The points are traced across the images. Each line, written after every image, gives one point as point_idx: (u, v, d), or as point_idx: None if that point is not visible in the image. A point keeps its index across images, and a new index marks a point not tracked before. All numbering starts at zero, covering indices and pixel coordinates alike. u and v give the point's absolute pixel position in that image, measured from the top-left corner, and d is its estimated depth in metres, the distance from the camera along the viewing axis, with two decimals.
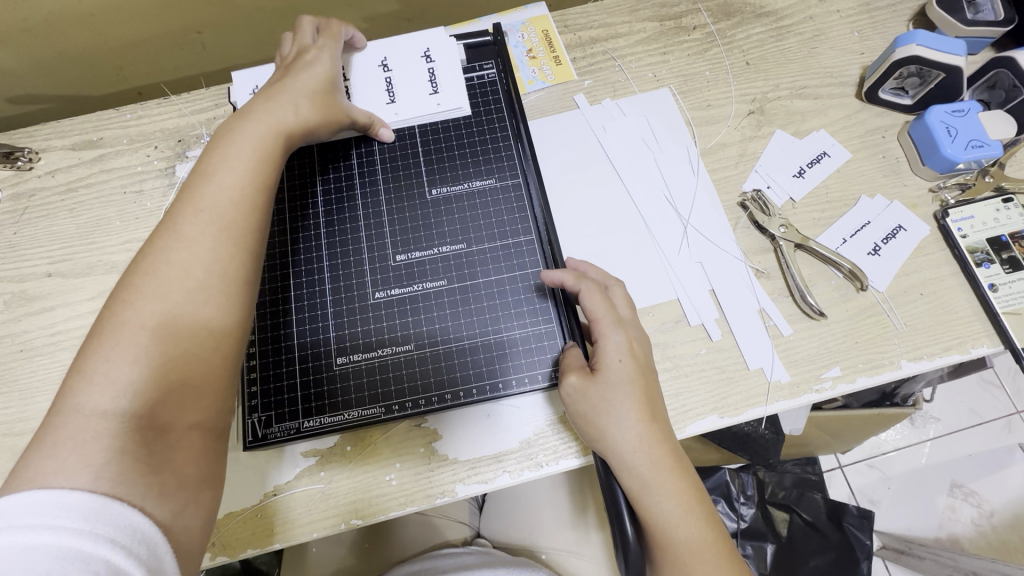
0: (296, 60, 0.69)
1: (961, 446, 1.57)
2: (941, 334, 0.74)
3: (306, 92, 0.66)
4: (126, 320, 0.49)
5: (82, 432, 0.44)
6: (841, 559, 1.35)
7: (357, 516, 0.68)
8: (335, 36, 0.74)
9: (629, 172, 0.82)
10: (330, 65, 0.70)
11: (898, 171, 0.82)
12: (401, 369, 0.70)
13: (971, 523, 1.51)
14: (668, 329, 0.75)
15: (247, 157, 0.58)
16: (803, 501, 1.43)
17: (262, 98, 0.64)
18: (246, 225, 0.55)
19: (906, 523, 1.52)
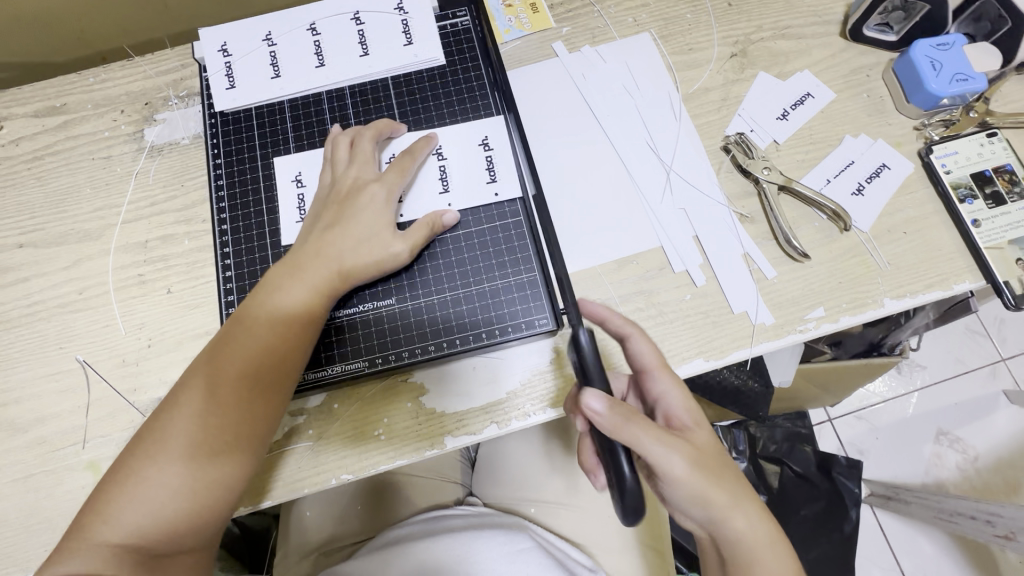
0: (351, 201, 0.67)
1: (947, 395, 1.60)
2: (924, 272, 0.74)
3: (361, 244, 0.65)
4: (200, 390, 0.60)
5: (164, 446, 0.58)
6: (832, 507, 1.41)
7: (347, 470, 0.69)
8: (402, 168, 0.69)
9: (610, 120, 0.81)
10: (382, 209, 0.67)
11: (882, 110, 0.81)
12: (383, 323, 0.70)
13: (957, 468, 1.55)
14: (653, 276, 0.74)
15: (270, 352, 0.62)
16: (794, 454, 1.47)
17: (309, 253, 0.65)
18: (253, 436, 0.60)
19: (893, 470, 1.56)
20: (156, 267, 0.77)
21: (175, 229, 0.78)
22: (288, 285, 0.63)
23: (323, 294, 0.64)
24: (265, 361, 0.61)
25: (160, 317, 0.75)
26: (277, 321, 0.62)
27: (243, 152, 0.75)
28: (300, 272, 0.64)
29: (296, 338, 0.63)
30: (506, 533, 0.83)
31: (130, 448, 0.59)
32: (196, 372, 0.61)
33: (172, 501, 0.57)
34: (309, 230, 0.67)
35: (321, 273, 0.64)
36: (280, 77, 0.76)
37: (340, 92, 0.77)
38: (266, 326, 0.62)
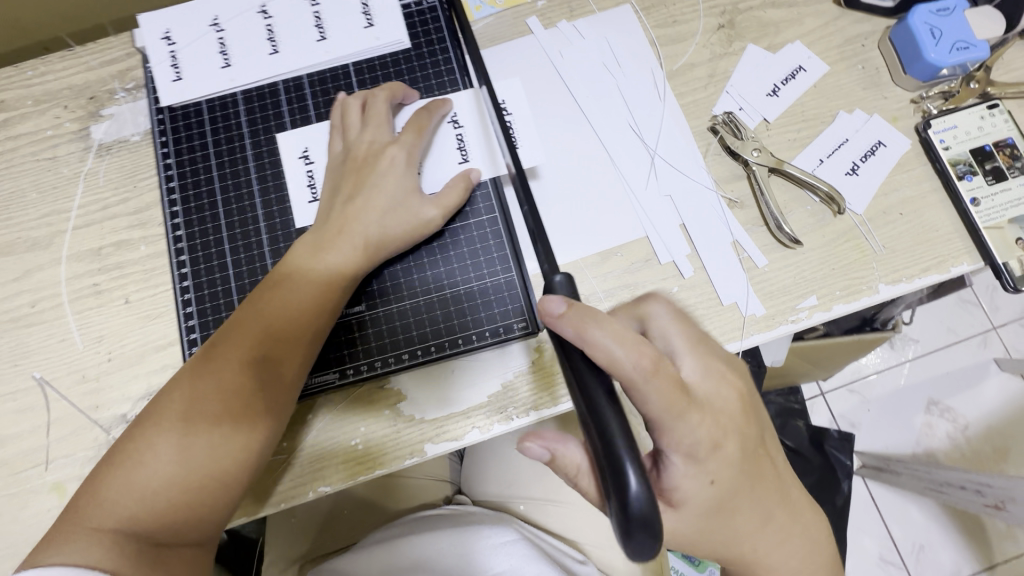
0: (369, 166, 0.63)
1: (937, 365, 1.60)
2: (920, 255, 0.71)
3: (384, 213, 0.62)
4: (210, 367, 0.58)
5: (174, 424, 0.56)
6: (824, 479, 1.43)
7: (324, 483, 0.66)
8: (420, 128, 0.65)
9: (591, 102, 0.75)
10: (405, 172, 0.63)
11: (878, 82, 0.76)
12: (353, 331, 0.67)
13: (947, 437, 1.55)
14: (638, 269, 0.71)
15: (277, 331, 0.59)
16: (787, 430, 1.46)
17: (333, 229, 0.62)
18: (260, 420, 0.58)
19: (885, 441, 1.56)
20: (112, 275, 0.72)
21: (130, 234, 0.73)
22: (308, 264, 0.61)
23: (342, 274, 0.61)
24: (284, 343, 0.60)
25: (119, 329, 0.70)
26: (295, 302, 0.60)
27: (195, 149, 0.70)
28: (320, 250, 0.61)
29: (315, 319, 0.61)
30: (492, 527, 0.85)
31: (137, 432, 0.57)
32: (208, 357, 0.59)
33: (178, 488, 0.55)
34: (328, 204, 0.64)
35: (343, 252, 0.61)
36: (231, 66, 0.70)
37: (298, 82, 0.71)
38: (283, 307, 0.60)
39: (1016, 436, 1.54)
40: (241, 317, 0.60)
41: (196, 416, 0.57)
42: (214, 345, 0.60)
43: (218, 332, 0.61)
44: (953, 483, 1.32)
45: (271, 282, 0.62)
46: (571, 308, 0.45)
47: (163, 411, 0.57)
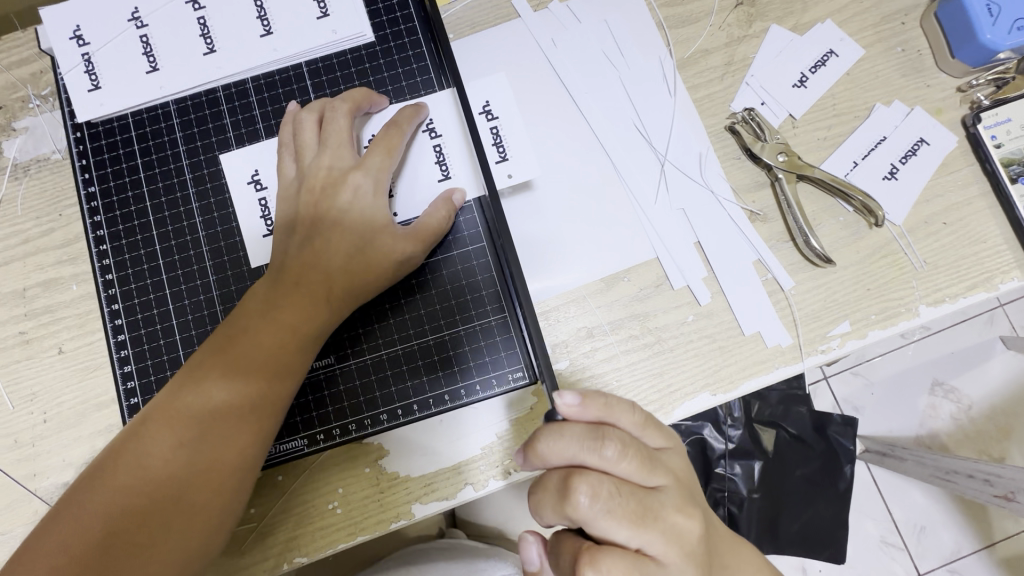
0: (329, 199, 0.56)
1: (938, 346, 1.25)
2: (965, 271, 0.62)
3: (350, 255, 0.55)
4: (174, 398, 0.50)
5: (134, 462, 0.48)
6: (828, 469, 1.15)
7: (300, 553, 0.57)
8: (389, 147, 0.57)
9: (588, 100, 0.65)
10: (373, 203, 0.56)
11: (920, 68, 0.66)
12: (323, 387, 0.60)
13: (951, 421, 1.23)
14: (649, 297, 0.62)
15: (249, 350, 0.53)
16: (790, 415, 1.15)
17: (290, 277, 0.55)
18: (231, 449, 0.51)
19: (889, 424, 1.24)
20: (40, 321, 0.60)
21: (60, 270, 0.61)
22: (261, 320, 0.53)
23: (303, 329, 0.54)
24: (244, 372, 0.52)
25: (54, 384, 0.60)
26: (249, 365, 0.52)
27: (124, 177, 0.62)
28: (275, 303, 0.54)
29: (274, 384, 0.52)
30: (488, 558, 0.78)
31: (50, 528, 0.46)
32: (141, 434, 0.49)
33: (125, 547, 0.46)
34: (283, 245, 0.56)
35: (304, 305, 0.54)
36: (159, 71, 0.61)
37: (243, 87, 0.62)
38: (234, 370, 0.51)
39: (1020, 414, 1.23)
40: (184, 377, 0.52)
41: (130, 506, 0.47)
42: (148, 419, 0.50)
43: (152, 403, 0.51)
44: (961, 472, 1.02)
45: (218, 339, 0.53)
46: (587, 398, 0.43)
47: (83, 501, 0.47)
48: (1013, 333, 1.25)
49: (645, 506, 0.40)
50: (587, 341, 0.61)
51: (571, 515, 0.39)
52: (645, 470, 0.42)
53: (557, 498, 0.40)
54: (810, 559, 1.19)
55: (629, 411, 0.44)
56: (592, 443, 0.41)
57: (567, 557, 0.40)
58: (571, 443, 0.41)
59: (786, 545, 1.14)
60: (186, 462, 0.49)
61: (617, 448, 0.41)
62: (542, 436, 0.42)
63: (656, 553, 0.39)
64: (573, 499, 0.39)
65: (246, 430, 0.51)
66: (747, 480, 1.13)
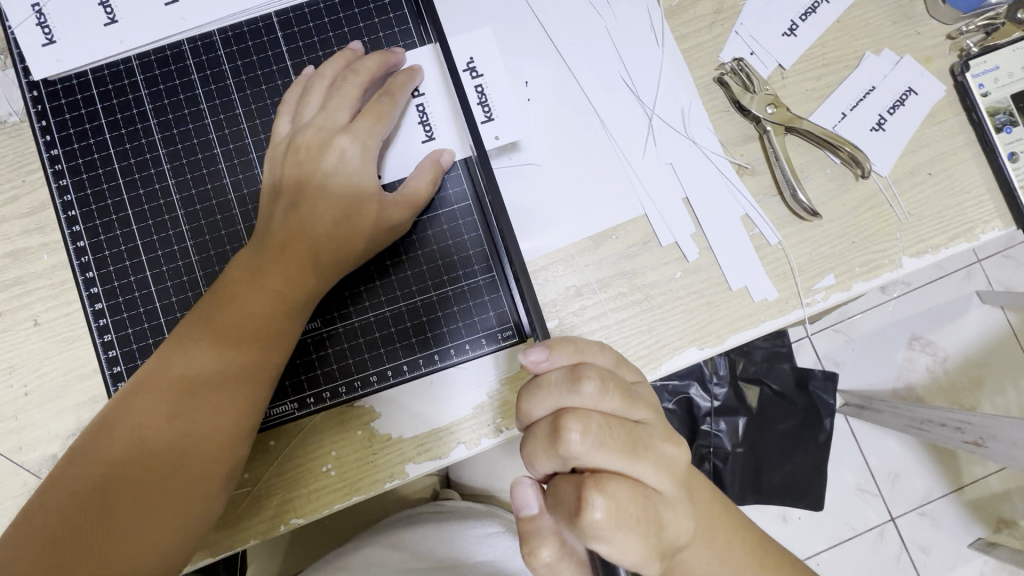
0: (319, 161, 0.54)
1: (917, 300, 1.28)
2: (948, 221, 0.63)
3: (335, 221, 0.54)
4: (194, 325, 0.51)
5: (161, 379, 0.49)
6: (808, 423, 1.19)
7: (296, 515, 0.58)
8: (380, 114, 0.55)
9: (574, 52, 0.63)
10: (360, 169, 0.55)
11: (910, 14, 0.64)
12: (311, 351, 0.59)
13: (927, 372, 1.27)
14: (637, 254, 0.61)
15: (260, 289, 0.52)
16: (772, 371, 1.19)
17: (276, 240, 0.53)
18: (246, 379, 0.50)
19: (865, 377, 1.27)
20: (12, 293, 0.58)
21: (27, 240, 0.58)
22: (270, 262, 0.53)
23: (291, 297, 0.52)
24: (259, 310, 0.51)
25: (32, 356, 0.58)
26: (241, 329, 0.51)
27: (88, 139, 0.59)
28: (260, 269, 0.52)
29: (263, 350, 0.51)
30: (480, 518, 0.77)
31: (79, 450, 0.47)
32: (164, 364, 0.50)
33: (156, 453, 0.47)
34: (267, 209, 0.55)
35: (292, 268, 0.53)
36: (119, 24, 0.58)
37: (210, 40, 0.59)
38: (236, 324, 0.51)
39: (992, 364, 1.28)
40: (203, 314, 0.51)
41: (140, 448, 0.47)
42: (175, 344, 0.50)
43: (171, 337, 0.51)
44: (934, 421, 1.06)
45: (234, 280, 0.52)
46: (555, 346, 0.43)
47: (113, 426, 0.48)
48: (986, 284, 1.28)
49: (635, 436, 0.40)
50: (576, 300, 0.61)
51: (564, 454, 0.39)
52: (629, 403, 0.42)
53: (549, 441, 0.40)
54: (791, 509, 1.23)
55: (602, 352, 0.45)
56: (570, 384, 0.41)
57: (569, 495, 0.38)
58: (551, 390, 0.41)
59: (768, 495, 1.18)
60: (191, 408, 0.49)
61: (596, 384, 0.41)
62: (523, 393, 0.43)
63: (653, 482, 0.40)
64: (565, 439, 0.39)
65: (260, 363, 0.51)
66: (731, 435, 1.16)
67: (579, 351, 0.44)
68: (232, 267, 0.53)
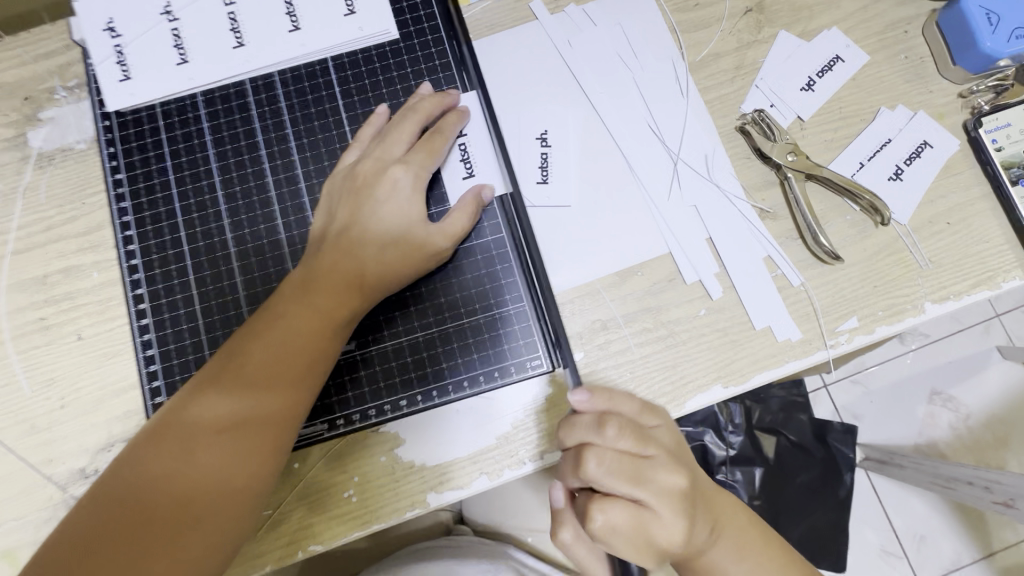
0: (372, 190, 0.57)
1: (937, 355, 1.27)
2: (968, 269, 0.64)
3: (387, 245, 0.56)
4: (243, 340, 0.53)
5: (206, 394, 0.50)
6: (827, 474, 1.16)
7: (315, 541, 0.58)
8: (432, 149, 0.59)
9: (603, 99, 0.67)
10: (410, 198, 0.58)
11: (923, 74, 0.68)
12: (345, 373, 0.60)
13: (951, 429, 1.24)
14: (663, 291, 0.63)
15: (308, 309, 0.54)
16: (790, 422, 1.17)
17: (325, 263, 0.55)
18: (288, 394, 0.52)
19: (888, 432, 1.25)
20: (61, 307, 0.61)
21: (81, 258, 0.62)
22: (318, 282, 0.55)
23: (335, 316, 0.54)
24: (308, 329, 0.53)
25: (71, 370, 0.60)
26: (287, 346, 0.52)
27: (151, 165, 0.63)
28: (309, 289, 0.55)
29: (310, 364, 0.53)
30: (491, 560, 0.75)
31: (125, 465, 0.48)
32: (211, 380, 0.51)
33: (198, 467, 0.48)
34: (321, 233, 0.58)
35: (338, 289, 0.55)
36: (190, 64, 0.63)
37: (270, 80, 0.64)
38: (284, 341, 0.53)
39: (1018, 424, 1.25)
40: (254, 330, 0.53)
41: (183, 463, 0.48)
42: (223, 361, 0.52)
43: (220, 353, 0.53)
44: (962, 479, 1.00)
45: (286, 298, 0.55)
46: (595, 392, 0.49)
47: (159, 442, 0.49)
48: (1009, 343, 1.26)
49: (641, 471, 0.44)
50: (601, 333, 0.62)
51: (580, 479, 0.44)
52: (645, 443, 0.46)
53: (570, 468, 0.45)
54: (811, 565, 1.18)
55: (631, 400, 0.50)
56: (596, 427, 0.45)
57: (580, 507, 0.46)
58: (580, 429, 0.46)
59: None
60: (233, 424, 0.50)
61: (617, 429, 0.45)
62: (561, 426, 0.47)
63: (654, 508, 0.44)
64: (583, 468, 0.44)
65: (304, 380, 0.53)
66: (747, 486, 1.12)
67: (609, 394, 0.49)
68: (283, 287, 0.56)
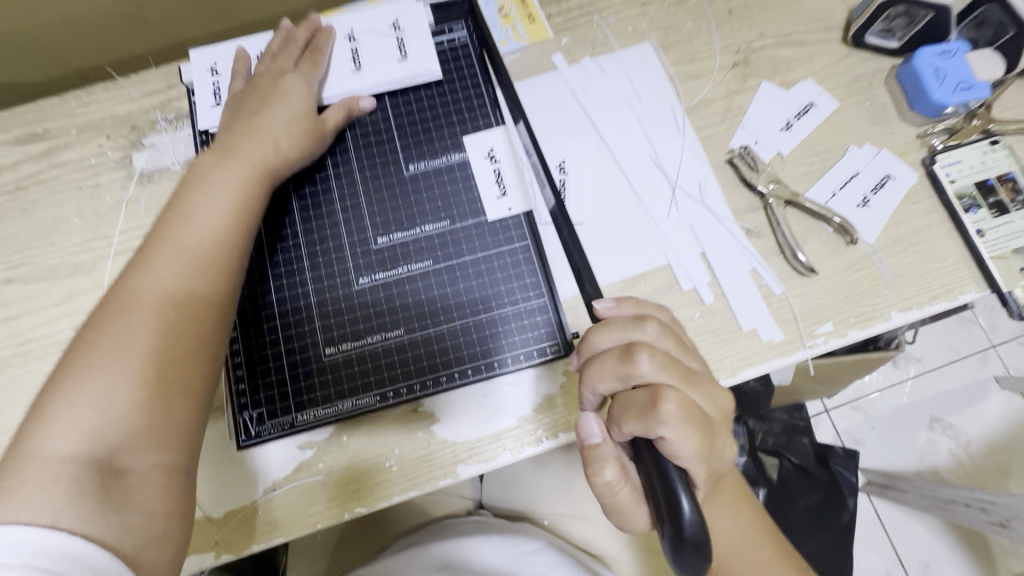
0: (269, 89, 0.71)
1: (936, 384, 1.43)
2: (928, 283, 0.74)
3: (278, 133, 0.69)
4: (174, 256, 0.58)
5: (159, 297, 0.55)
6: (831, 499, 1.27)
7: (360, 504, 0.67)
8: (315, 60, 0.75)
9: (613, 134, 0.79)
10: (300, 95, 0.71)
11: (885, 118, 0.80)
12: (393, 355, 0.70)
13: (951, 455, 1.38)
14: (663, 296, 0.73)
15: (191, 229, 0.60)
16: (792, 446, 1.32)
17: (224, 165, 0.65)
18: (202, 304, 0.57)
19: (889, 458, 1.39)
20: None
21: None
22: (192, 211, 0.61)
23: (216, 236, 0.60)
24: (186, 250, 0.58)
25: None
26: (190, 260, 0.58)
27: None
28: (188, 217, 0.60)
29: (197, 274, 0.58)
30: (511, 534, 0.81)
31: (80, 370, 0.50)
32: (165, 286, 0.56)
33: (156, 360, 0.52)
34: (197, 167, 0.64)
35: (227, 213, 0.62)
36: None
37: None
38: (175, 260, 0.58)
39: (1016, 452, 1.38)
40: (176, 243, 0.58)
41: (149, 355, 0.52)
42: (173, 274, 0.57)
43: (156, 265, 0.57)
44: (959, 502, 1.12)
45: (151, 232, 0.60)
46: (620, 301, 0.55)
47: (115, 341, 0.52)
48: (1007, 372, 1.43)
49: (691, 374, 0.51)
50: None
51: (631, 373, 0.49)
52: (681, 348, 0.53)
53: (619, 363, 0.50)
54: None
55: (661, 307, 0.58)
56: (636, 322, 0.52)
57: (642, 400, 0.48)
58: (618, 328, 0.52)
59: None
60: (190, 318, 0.56)
61: (656, 325, 0.52)
62: (593, 332, 0.53)
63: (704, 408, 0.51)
64: (636, 359, 0.49)
65: (216, 290, 0.59)
66: None
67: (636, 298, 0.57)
68: (156, 223, 0.60)
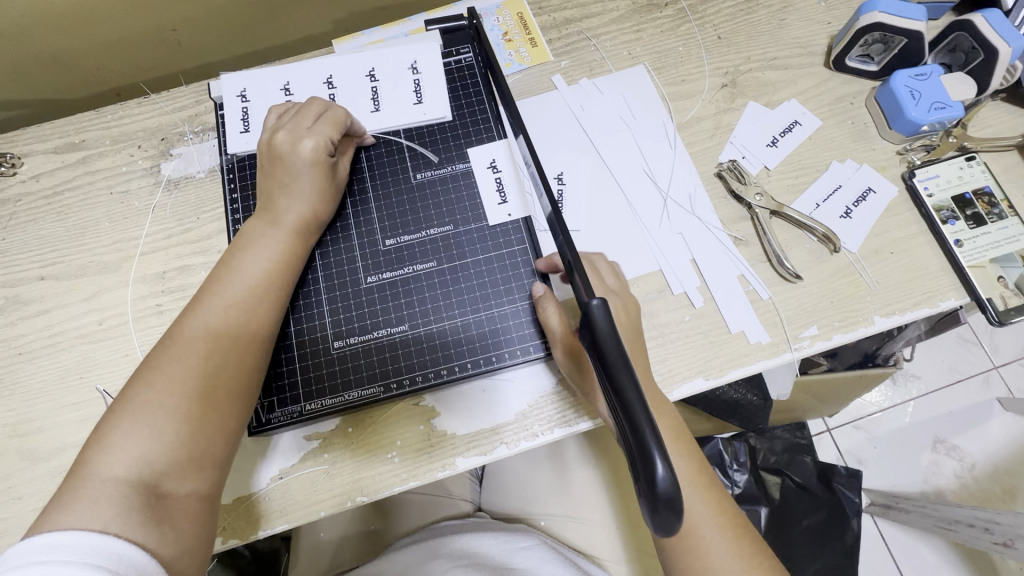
0: (289, 151, 0.70)
1: (939, 404, 1.44)
2: (910, 290, 0.77)
3: (305, 190, 0.71)
4: (226, 309, 0.62)
5: (209, 349, 0.59)
6: (833, 518, 1.27)
7: (363, 493, 0.70)
8: (337, 118, 0.74)
9: (608, 147, 0.85)
10: (321, 156, 0.71)
11: (866, 135, 0.85)
12: (397, 349, 0.74)
13: (954, 477, 1.38)
14: (654, 299, 0.77)
15: (236, 287, 0.63)
16: (793, 465, 1.32)
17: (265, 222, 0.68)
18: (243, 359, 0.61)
19: (893, 479, 1.39)
20: (175, 296, 0.79)
21: (192, 259, 0.80)
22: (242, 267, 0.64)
23: (260, 291, 0.64)
24: (236, 307, 0.62)
25: None
26: (233, 316, 0.62)
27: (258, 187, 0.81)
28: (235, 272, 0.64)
29: (241, 335, 0.61)
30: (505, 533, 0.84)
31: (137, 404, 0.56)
32: (214, 338, 0.60)
33: (199, 407, 0.57)
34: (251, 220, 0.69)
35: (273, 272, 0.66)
36: None
37: None
38: (222, 313, 0.61)
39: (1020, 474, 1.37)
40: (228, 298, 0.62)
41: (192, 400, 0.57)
42: (221, 326, 0.61)
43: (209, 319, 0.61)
44: (963, 521, 1.13)
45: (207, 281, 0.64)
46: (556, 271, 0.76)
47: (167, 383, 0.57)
48: (1010, 395, 1.43)
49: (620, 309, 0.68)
50: None
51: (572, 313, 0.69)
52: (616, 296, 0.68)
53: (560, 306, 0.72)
54: None
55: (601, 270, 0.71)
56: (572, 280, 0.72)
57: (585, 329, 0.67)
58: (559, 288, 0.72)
59: None
60: (232, 370, 0.60)
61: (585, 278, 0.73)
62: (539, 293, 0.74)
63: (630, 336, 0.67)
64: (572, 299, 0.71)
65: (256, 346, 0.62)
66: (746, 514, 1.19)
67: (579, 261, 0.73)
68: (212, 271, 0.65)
